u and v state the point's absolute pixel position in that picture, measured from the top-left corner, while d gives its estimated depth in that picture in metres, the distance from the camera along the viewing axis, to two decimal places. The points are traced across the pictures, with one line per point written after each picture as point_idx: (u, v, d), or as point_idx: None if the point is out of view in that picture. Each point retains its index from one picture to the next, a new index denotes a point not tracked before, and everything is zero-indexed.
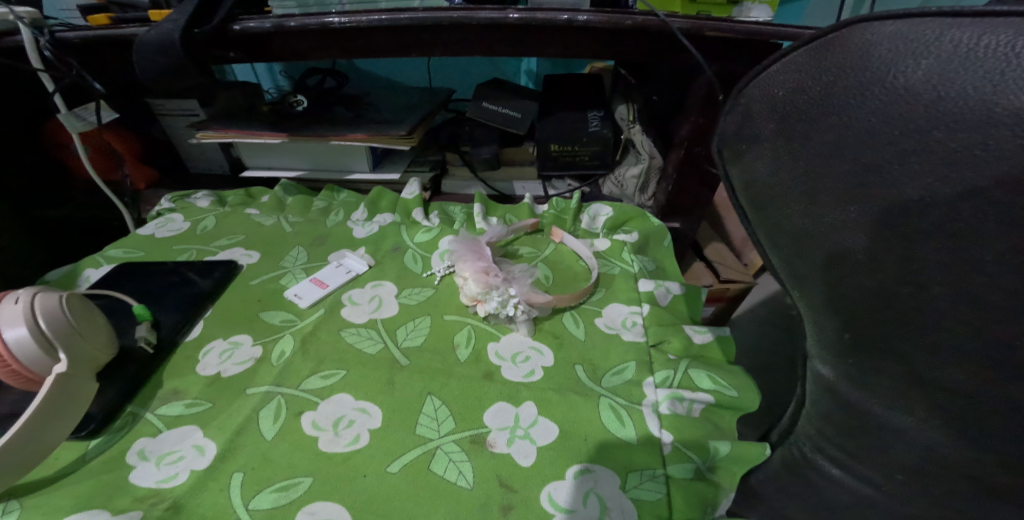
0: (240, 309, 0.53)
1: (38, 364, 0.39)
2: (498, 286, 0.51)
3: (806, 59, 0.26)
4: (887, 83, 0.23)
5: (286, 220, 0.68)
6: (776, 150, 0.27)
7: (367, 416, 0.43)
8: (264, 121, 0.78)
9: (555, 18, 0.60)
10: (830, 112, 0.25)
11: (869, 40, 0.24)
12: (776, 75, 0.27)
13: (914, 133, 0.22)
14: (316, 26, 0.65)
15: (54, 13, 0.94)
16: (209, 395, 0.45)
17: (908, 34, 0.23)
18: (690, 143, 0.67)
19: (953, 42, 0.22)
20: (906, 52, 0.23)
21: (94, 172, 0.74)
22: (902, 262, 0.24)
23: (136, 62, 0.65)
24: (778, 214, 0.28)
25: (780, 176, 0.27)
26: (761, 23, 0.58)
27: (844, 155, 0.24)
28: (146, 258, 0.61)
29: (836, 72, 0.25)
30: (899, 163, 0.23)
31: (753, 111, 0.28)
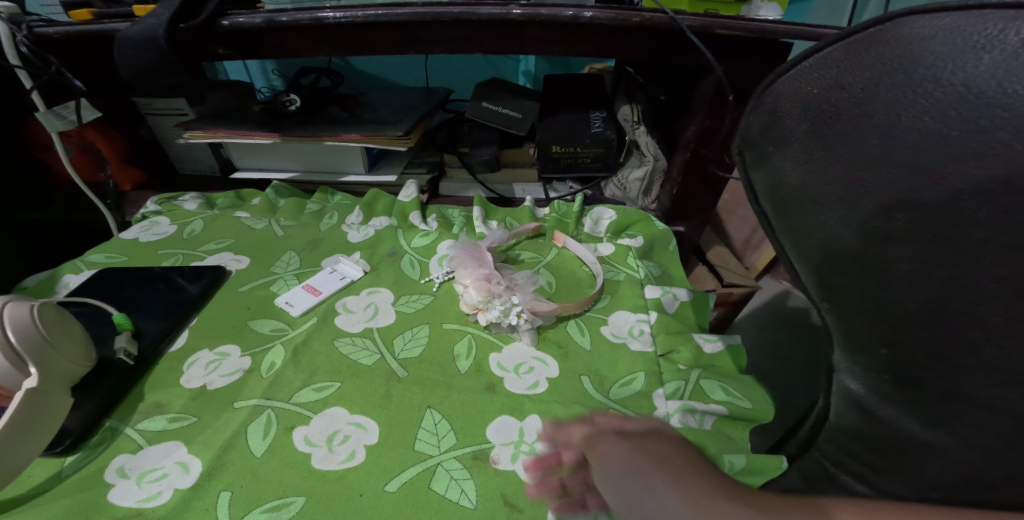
0: (229, 317, 0.51)
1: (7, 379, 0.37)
2: (500, 294, 0.49)
3: (842, 55, 0.25)
4: (943, 80, 0.22)
5: (278, 223, 0.65)
6: (808, 152, 0.26)
7: (363, 431, 0.41)
8: (255, 121, 0.76)
9: (559, 14, 0.59)
10: (874, 111, 0.23)
11: (917, 33, 0.23)
12: (808, 72, 0.26)
13: (975, 134, 0.21)
14: (308, 21, 0.63)
15: (36, 9, 0.91)
16: (194, 409, 0.42)
17: (965, 26, 0.22)
18: (696, 145, 0.65)
19: (1017, 36, 0.21)
20: (964, 46, 0.22)
21: (75, 173, 0.71)
22: (953, 274, 0.22)
23: (118, 57, 0.62)
24: (808, 222, 0.27)
25: (812, 180, 0.26)
26: (772, 21, 0.56)
27: (888, 159, 0.23)
28: (129, 263, 0.59)
29: (881, 69, 0.23)
30: (955, 168, 0.21)
31: (781, 111, 0.27)
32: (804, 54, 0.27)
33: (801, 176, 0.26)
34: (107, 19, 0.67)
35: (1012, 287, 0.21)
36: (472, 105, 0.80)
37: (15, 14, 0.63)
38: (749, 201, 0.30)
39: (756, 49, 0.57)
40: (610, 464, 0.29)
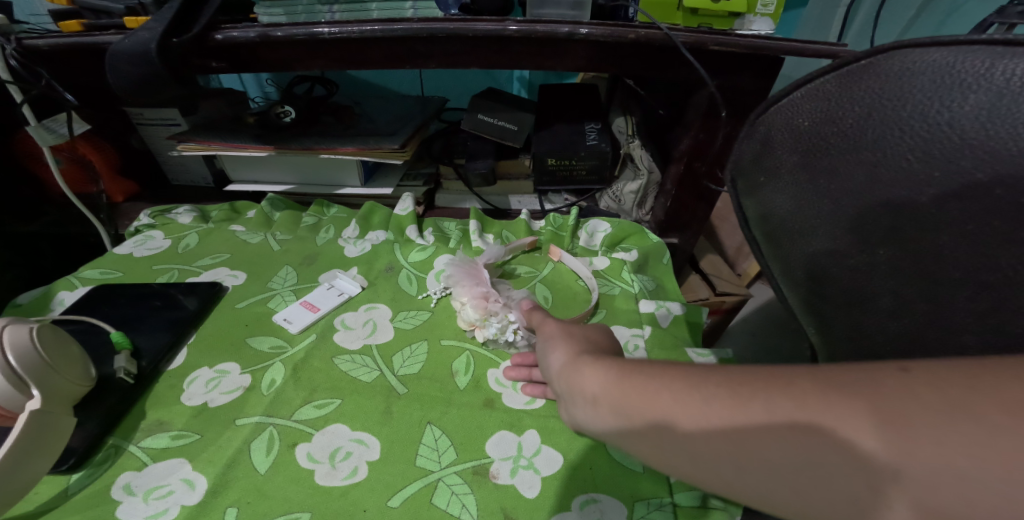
0: (227, 334, 0.51)
1: (9, 402, 0.37)
2: (498, 311, 0.50)
3: (833, 88, 0.27)
4: (929, 119, 0.23)
5: (274, 237, 0.66)
6: (795, 182, 0.28)
7: (366, 447, 0.41)
8: (249, 133, 0.76)
9: (556, 31, 0.60)
10: (861, 147, 0.25)
11: (907, 69, 0.24)
12: (800, 102, 0.28)
13: (957, 174, 0.23)
14: (304, 36, 0.64)
15: (25, 18, 0.91)
16: (196, 426, 0.43)
17: (951, 65, 0.23)
18: (689, 159, 0.68)
19: (1004, 75, 0.22)
20: (951, 85, 0.23)
21: (67, 187, 0.71)
22: (933, 309, 0.24)
23: (108, 71, 0.62)
24: (795, 251, 0.28)
25: (799, 212, 0.28)
26: (764, 37, 0.58)
27: (873, 196, 0.25)
28: (124, 279, 0.58)
29: (869, 104, 0.25)
30: (938, 209, 0.23)
31: (773, 141, 0.29)
32: (795, 84, 0.28)
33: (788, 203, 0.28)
34: (98, 31, 0.67)
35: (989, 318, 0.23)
36: (468, 116, 0.82)
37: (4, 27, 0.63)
38: (740, 226, 0.32)
39: (747, 65, 0.59)
40: (547, 331, 0.39)
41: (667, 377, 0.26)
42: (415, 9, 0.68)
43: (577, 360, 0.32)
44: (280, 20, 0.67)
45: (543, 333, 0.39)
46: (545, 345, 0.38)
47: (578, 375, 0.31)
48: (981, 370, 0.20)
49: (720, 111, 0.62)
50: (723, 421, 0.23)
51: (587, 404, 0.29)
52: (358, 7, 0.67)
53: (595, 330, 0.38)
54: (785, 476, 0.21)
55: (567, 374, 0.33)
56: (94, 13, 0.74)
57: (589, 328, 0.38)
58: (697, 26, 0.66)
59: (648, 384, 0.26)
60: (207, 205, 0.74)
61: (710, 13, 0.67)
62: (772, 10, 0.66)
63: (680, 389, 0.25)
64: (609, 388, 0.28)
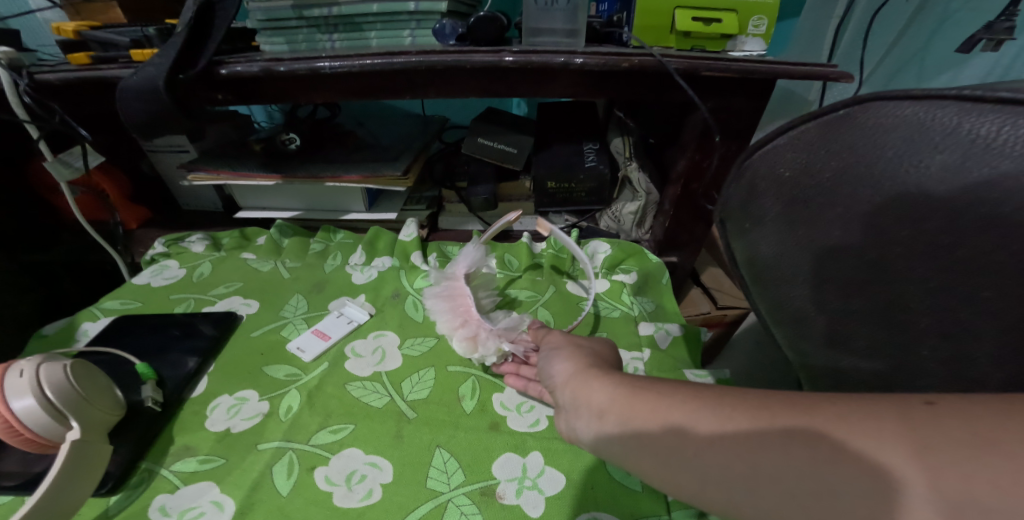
0: (244, 362, 0.53)
1: (51, 433, 0.38)
2: (487, 340, 0.51)
3: (814, 134, 0.29)
4: (899, 179, 0.25)
5: (284, 264, 0.69)
6: (782, 225, 0.30)
7: (379, 470, 0.44)
8: (256, 161, 0.80)
9: (552, 60, 0.63)
10: (835, 203, 0.27)
11: (882, 122, 0.26)
12: (783, 149, 0.30)
13: (925, 237, 0.24)
14: (305, 70, 0.67)
15: (35, 45, 0.95)
16: (221, 451, 0.45)
17: (923, 120, 0.25)
18: (686, 180, 0.73)
19: (970, 135, 0.23)
20: (921, 143, 0.25)
21: (82, 216, 0.74)
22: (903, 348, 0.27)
23: (118, 104, 0.64)
24: (780, 293, 0.32)
25: (782, 260, 0.31)
26: (754, 61, 0.61)
27: (846, 255, 0.27)
28: (143, 310, 0.61)
29: (844, 159, 0.27)
30: (906, 264, 0.25)
31: (758, 188, 0.32)
32: (779, 130, 0.30)
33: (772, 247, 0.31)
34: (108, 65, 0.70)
35: (950, 360, 0.25)
36: (468, 140, 0.84)
37: (15, 61, 0.65)
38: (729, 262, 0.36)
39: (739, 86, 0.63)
40: (551, 339, 0.46)
41: (672, 392, 0.32)
42: (413, 36, 0.75)
43: (581, 371, 0.38)
44: (281, 49, 0.76)
45: (546, 343, 0.46)
46: (548, 352, 0.45)
47: (587, 386, 0.36)
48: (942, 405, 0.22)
49: (714, 136, 0.67)
50: (734, 425, 0.28)
51: (587, 409, 0.35)
52: (359, 37, 0.75)
53: (604, 347, 0.45)
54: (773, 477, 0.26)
55: (571, 383, 0.38)
56: (102, 45, 0.76)
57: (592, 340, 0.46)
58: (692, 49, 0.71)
59: (655, 395, 0.32)
60: (217, 232, 0.77)
61: (704, 36, 0.71)
62: (762, 30, 0.71)
63: (668, 390, 0.32)
64: (617, 397, 0.33)
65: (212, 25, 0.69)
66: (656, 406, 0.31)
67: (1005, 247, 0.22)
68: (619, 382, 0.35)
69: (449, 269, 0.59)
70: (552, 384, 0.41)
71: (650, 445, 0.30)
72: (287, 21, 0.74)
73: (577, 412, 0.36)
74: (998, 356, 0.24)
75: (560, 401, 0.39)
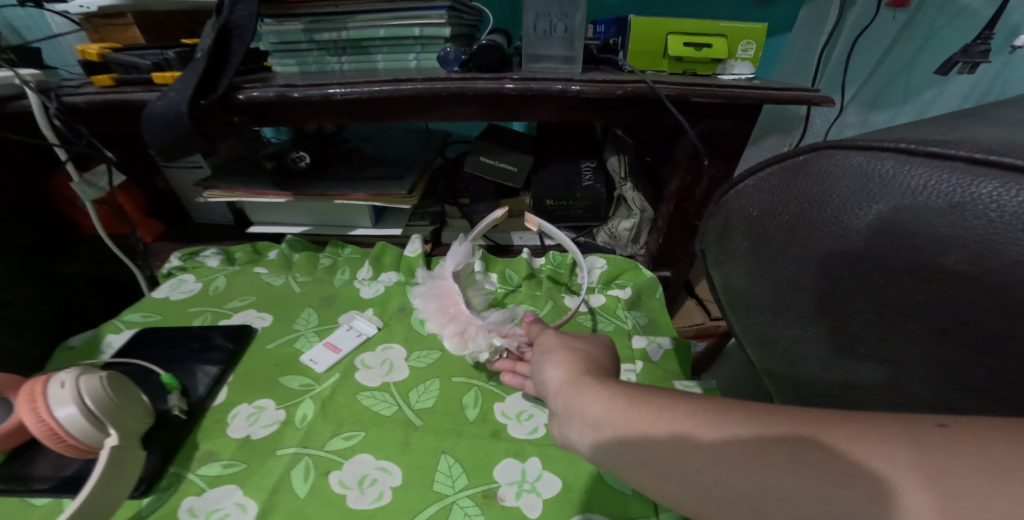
0: (260, 373, 0.57)
1: (91, 439, 0.42)
2: (476, 336, 0.55)
3: (777, 178, 0.33)
4: (843, 224, 0.29)
5: (295, 279, 0.73)
6: (751, 260, 0.35)
7: (389, 474, 0.47)
8: (268, 179, 0.84)
9: (550, 87, 0.67)
10: (793, 243, 0.31)
11: (832, 170, 0.30)
12: (752, 190, 0.34)
13: (864, 277, 0.28)
14: (317, 97, 0.70)
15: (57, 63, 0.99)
16: (243, 456, 0.48)
17: (865, 169, 0.28)
18: (679, 199, 0.78)
19: (901, 184, 0.27)
20: (863, 190, 0.28)
21: (103, 232, 0.78)
22: (858, 366, 0.31)
23: (143, 128, 0.68)
24: (753, 320, 0.37)
25: (750, 290, 0.36)
26: (742, 86, 0.65)
27: (800, 290, 0.32)
28: (164, 322, 0.65)
29: (800, 202, 0.31)
30: (850, 298, 0.29)
31: (732, 223, 0.36)
32: (750, 171, 0.35)
33: (744, 283, 0.36)
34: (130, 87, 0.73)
35: (896, 377, 0.29)
36: (471, 159, 0.88)
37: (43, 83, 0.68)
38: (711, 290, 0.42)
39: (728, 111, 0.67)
40: (545, 342, 0.48)
41: (669, 405, 0.33)
42: (418, 60, 0.80)
43: (574, 380, 0.40)
44: (292, 70, 0.80)
45: (540, 346, 0.48)
46: (542, 358, 0.47)
47: (579, 398, 0.38)
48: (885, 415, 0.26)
49: (703, 159, 0.72)
50: (735, 430, 0.30)
51: (580, 418, 0.37)
52: (366, 60, 0.80)
53: (598, 352, 0.46)
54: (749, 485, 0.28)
55: (565, 392, 0.41)
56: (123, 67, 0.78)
57: (590, 342, 0.48)
58: (682, 73, 0.76)
59: (653, 408, 0.33)
60: (231, 246, 0.81)
61: (694, 61, 0.76)
62: (750, 55, 0.76)
63: (666, 403, 0.33)
64: (613, 411, 0.35)
65: (232, 50, 0.71)
66: (653, 418, 0.33)
67: (928, 285, 0.26)
68: (615, 395, 0.36)
69: (438, 267, 0.61)
70: (550, 390, 0.42)
71: (649, 458, 0.32)
72: (297, 44, 0.78)
73: (569, 421, 0.38)
74: (936, 374, 0.28)
75: (554, 408, 0.41)
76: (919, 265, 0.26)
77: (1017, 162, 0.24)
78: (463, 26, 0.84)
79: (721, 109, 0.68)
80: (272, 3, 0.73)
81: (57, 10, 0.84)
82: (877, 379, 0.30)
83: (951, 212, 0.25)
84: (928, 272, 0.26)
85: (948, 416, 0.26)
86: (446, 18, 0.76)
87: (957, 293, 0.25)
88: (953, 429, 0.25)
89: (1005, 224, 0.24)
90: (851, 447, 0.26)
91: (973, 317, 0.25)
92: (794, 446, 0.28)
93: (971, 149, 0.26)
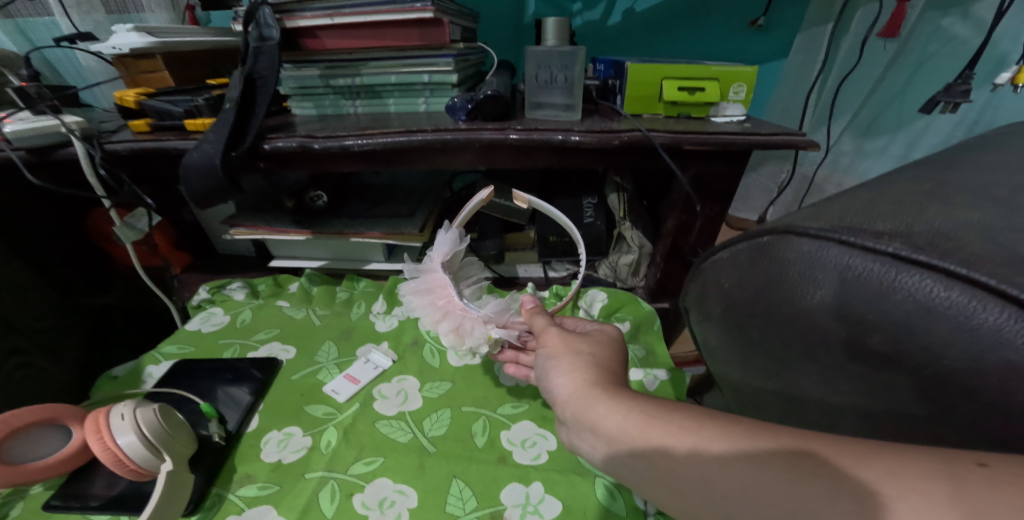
0: (287, 403, 0.62)
1: (149, 464, 0.47)
2: (472, 332, 0.59)
3: (747, 254, 0.38)
4: (795, 304, 0.35)
5: (315, 312, 0.79)
6: (726, 323, 0.41)
7: (406, 496, 0.52)
8: (288, 218, 0.90)
9: (551, 138, 0.74)
10: (757, 312, 0.38)
11: (788, 255, 0.35)
12: (726, 262, 0.40)
13: (813, 347, 0.34)
14: (336, 148, 0.75)
15: (92, 99, 1.07)
16: (275, 479, 0.54)
17: (813, 258, 0.34)
18: (676, 237, 0.84)
19: (840, 274, 0.32)
20: (811, 277, 0.34)
21: (140, 269, 0.84)
22: (813, 405, 0.37)
23: (183, 179, 0.73)
24: (730, 366, 0.44)
25: (726, 343, 0.42)
26: (731, 132, 0.72)
27: (764, 349, 0.38)
28: (197, 354, 0.71)
29: (762, 280, 0.37)
30: (801, 355, 0.35)
31: (711, 287, 0.42)
32: (724, 246, 0.41)
33: (722, 340, 0.43)
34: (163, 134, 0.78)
35: (843, 416, 0.35)
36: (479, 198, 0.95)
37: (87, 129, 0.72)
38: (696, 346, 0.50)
39: (719, 156, 0.74)
40: (546, 348, 0.52)
41: (692, 427, 0.37)
42: (427, 103, 0.87)
43: (583, 393, 0.44)
44: (309, 113, 0.88)
45: (545, 346, 0.52)
46: (545, 365, 0.51)
47: (592, 411, 0.42)
48: (827, 450, 0.32)
49: (695, 203, 0.78)
50: (739, 445, 0.34)
51: (593, 433, 0.42)
52: (379, 104, 0.87)
53: (603, 353, 0.50)
54: (727, 506, 0.33)
55: (574, 402, 0.45)
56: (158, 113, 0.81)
57: (591, 341, 0.52)
58: (676, 118, 0.82)
59: (666, 424, 0.38)
60: (254, 279, 0.87)
61: (687, 104, 0.83)
62: (741, 97, 0.82)
63: (678, 419, 0.38)
64: (630, 428, 0.39)
65: (255, 100, 0.76)
66: (667, 431, 0.37)
67: (858, 347, 0.32)
68: (631, 412, 0.40)
69: (426, 260, 0.64)
70: (557, 399, 0.47)
71: (657, 472, 0.37)
72: (315, 88, 0.85)
73: (579, 433, 0.44)
74: (872, 413, 0.33)
75: (563, 417, 0.46)
76: (848, 339, 0.32)
77: (932, 261, 0.29)
78: (468, 68, 0.91)
79: (713, 155, 0.75)
80: (295, 51, 0.82)
81: (93, 52, 0.88)
82: (829, 415, 0.36)
83: (879, 303, 0.31)
84: (860, 344, 0.32)
85: (989, 455, 0.28)
86: (452, 66, 0.83)
87: (882, 354, 0.31)
88: (995, 469, 0.27)
89: (920, 315, 0.29)
90: (792, 468, 0.32)
91: (891, 372, 0.31)
92: (747, 464, 0.33)
93: (898, 244, 0.31)
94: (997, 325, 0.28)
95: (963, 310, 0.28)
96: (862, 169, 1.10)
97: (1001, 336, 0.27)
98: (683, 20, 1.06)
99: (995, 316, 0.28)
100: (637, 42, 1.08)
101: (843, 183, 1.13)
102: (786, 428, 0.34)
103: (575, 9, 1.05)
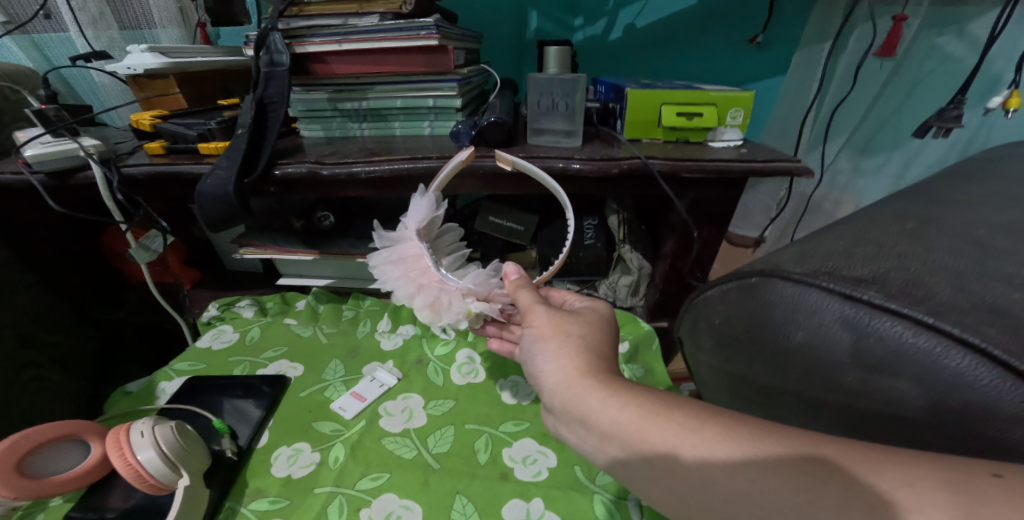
0: (296, 419, 0.65)
1: (168, 480, 0.50)
2: (450, 309, 0.62)
3: (734, 293, 0.40)
4: (778, 343, 0.37)
5: (322, 330, 0.81)
6: (715, 354, 0.44)
7: (411, 512, 0.54)
8: (297, 238, 0.93)
9: (552, 165, 0.77)
10: (744, 345, 0.40)
11: (771, 298, 0.37)
12: (715, 298, 0.43)
13: (796, 380, 0.37)
14: (345, 175, 0.78)
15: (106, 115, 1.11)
16: (286, 494, 0.56)
17: (796, 303, 0.36)
18: (674, 259, 0.88)
19: (820, 319, 0.35)
20: (793, 320, 0.36)
21: (154, 288, 0.87)
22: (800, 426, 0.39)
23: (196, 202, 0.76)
24: (722, 390, 0.46)
25: (716, 370, 0.45)
26: (727, 159, 0.75)
27: (752, 378, 0.41)
28: (208, 370, 0.73)
29: (748, 318, 0.39)
30: (786, 384, 0.38)
31: (699, 321, 0.45)
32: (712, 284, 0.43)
33: (712, 368, 0.45)
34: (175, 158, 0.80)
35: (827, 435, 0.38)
36: (481, 218, 0.97)
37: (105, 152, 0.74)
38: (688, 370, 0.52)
39: (716, 183, 0.77)
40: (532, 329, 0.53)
41: (695, 427, 0.39)
42: (431, 127, 0.91)
43: (572, 382, 0.46)
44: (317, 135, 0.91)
45: (531, 327, 0.54)
46: (532, 346, 0.53)
47: (584, 403, 0.45)
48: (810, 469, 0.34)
49: (692, 229, 0.82)
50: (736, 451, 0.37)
51: (584, 426, 0.44)
52: (385, 126, 0.91)
53: (592, 335, 0.51)
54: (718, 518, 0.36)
55: (563, 391, 0.47)
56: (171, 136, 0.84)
57: (579, 320, 0.53)
58: (675, 142, 0.86)
59: (664, 424, 0.40)
60: (263, 296, 0.90)
61: (685, 129, 0.86)
62: (739, 121, 0.85)
63: (677, 421, 0.40)
64: (625, 426, 0.42)
65: (267, 123, 0.79)
66: (666, 430, 0.40)
67: (839, 374, 0.34)
68: (626, 406, 0.43)
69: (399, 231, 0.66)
70: (544, 386, 0.49)
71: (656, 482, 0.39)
72: (323, 111, 0.89)
73: (568, 426, 0.46)
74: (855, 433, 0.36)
75: (551, 404, 0.49)
76: (826, 370, 0.35)
77: (901, 309, 0.32)
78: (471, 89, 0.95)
79: (710, 182, 0.78)
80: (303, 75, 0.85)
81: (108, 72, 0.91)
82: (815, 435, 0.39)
83: (857, 345, 0.33)
84: (839, 376, 0.34)
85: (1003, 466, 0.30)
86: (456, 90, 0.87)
87: (860, 383, 0.34)
88: (1008, 479, 0.29)
89: (892, 358, 0.32)
90: (776, 485, 0.34)
91: (868, 398, 0.34)
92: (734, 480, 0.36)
93: (873, 292, 0.33)
94: (960, 369, 0.30)
95: (930, 354, 0.31)
96: (859, 187, 1.14)
97: (963, 379, 0.30)
98: (678, 43, 1.10)
99: (957, 361, 0.30)
100: (636, 61, 1.13)
101: (840, 200, 1.18)
102: (788, 429, 0.36)
103: (576, 25, 1.09)
